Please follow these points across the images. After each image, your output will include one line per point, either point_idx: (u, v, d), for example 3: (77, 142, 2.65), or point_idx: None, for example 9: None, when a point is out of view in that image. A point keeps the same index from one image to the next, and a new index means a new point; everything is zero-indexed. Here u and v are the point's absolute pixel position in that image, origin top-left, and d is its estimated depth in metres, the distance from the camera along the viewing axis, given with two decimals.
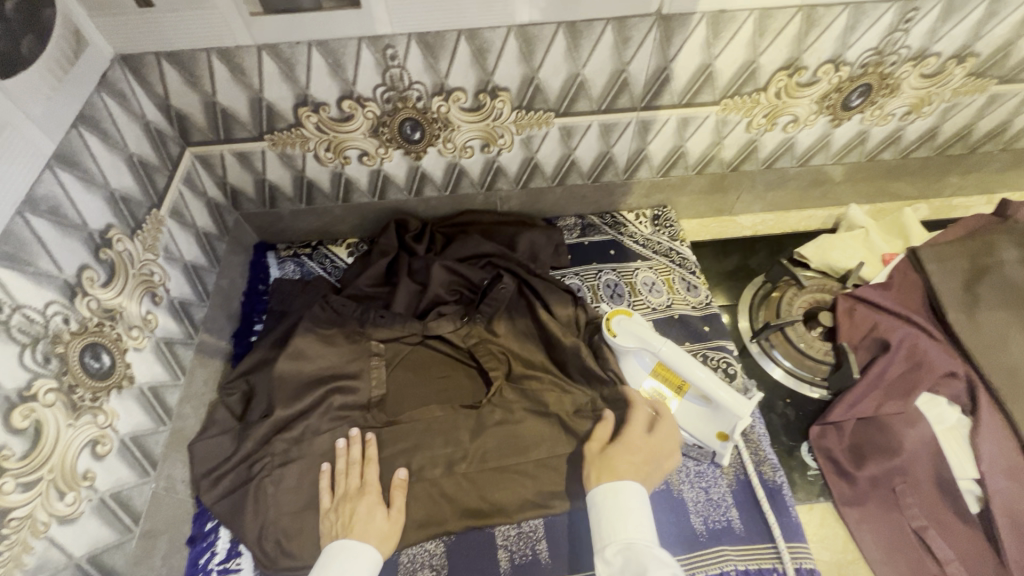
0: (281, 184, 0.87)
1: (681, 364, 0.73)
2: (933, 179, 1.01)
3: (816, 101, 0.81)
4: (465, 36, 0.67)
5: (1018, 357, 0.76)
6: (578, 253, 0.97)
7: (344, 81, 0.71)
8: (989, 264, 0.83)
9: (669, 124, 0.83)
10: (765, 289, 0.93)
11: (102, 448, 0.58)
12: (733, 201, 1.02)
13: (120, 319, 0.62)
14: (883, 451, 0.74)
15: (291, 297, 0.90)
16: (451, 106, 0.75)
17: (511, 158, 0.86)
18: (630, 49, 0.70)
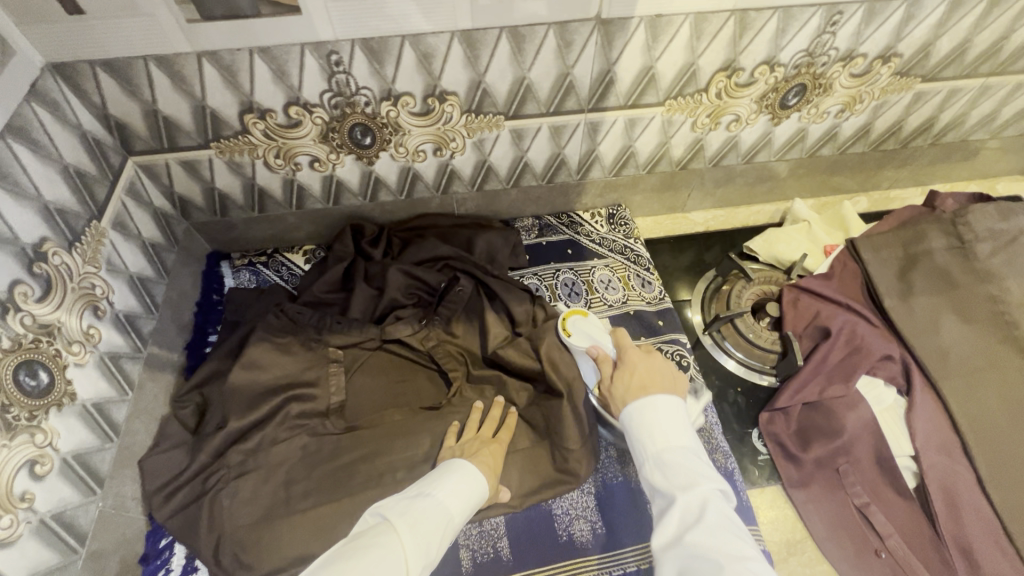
0: (231, 192, 0.86)
1: None
2: (870, 173, 1.06)
3: (755, 101, 0.84)
4: (409, 42, 0.67)
5: (947, 338, 0.80)
6: (536, 253, 0.99)
7: (289, 87, 0.70)
8: (920, 252, 0.87)
9: (617, 125, 0.85)
10: (716, 283, 0.96)
11: (41, 468, 0.56)
12: (685, 199, 1.05)
13: (58, 335, 0.60)
14: (825, 434, 0.77)
15: (246, 306, 0.89)
16: (400, 111, 0.76)
17: (464, 161, 0.87)
18: (573, 52, 0.72)
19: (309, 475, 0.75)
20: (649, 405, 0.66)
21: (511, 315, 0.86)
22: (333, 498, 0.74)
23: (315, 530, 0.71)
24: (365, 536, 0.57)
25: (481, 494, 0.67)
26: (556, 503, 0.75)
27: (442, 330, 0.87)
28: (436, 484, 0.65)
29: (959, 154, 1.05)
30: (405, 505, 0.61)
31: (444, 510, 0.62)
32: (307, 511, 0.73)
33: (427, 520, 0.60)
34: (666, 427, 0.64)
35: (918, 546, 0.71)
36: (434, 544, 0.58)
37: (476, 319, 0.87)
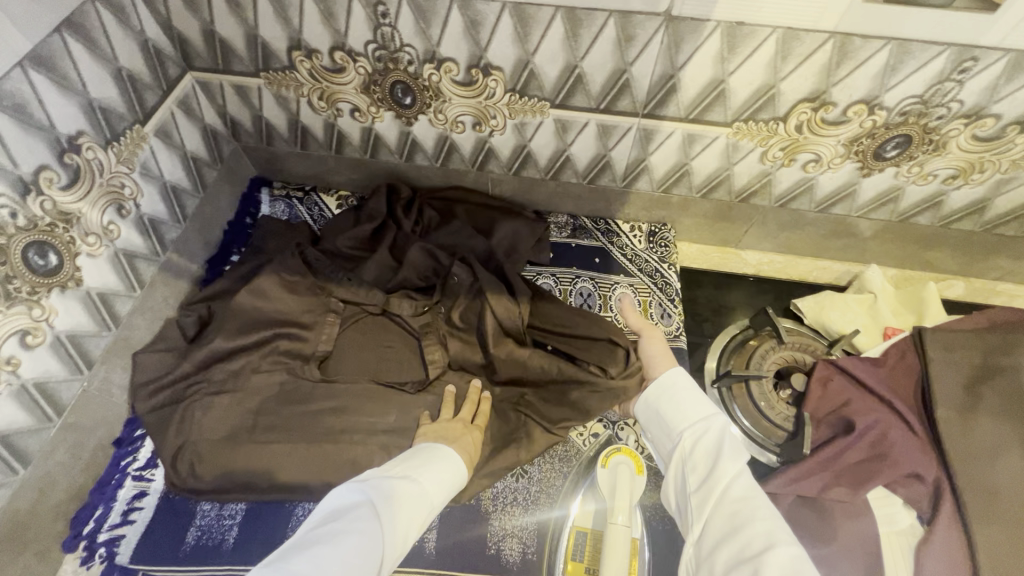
0: (276, 124, 0.87)
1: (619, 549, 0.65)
2: (977, 256, 0.89)
3: (843, 143, 0.72)
4: (458, 5, 0.63)
5: (1002, 476, 0.66)
6: (561, 254, 0.93)
7: (336, 31, 0.69)
8: (1001, 364, 0.73)
9: (674, 138, 0.76)
10: (744, 335, 0.86)
11: (32, 338, 0.61)
12: (741, 234, 0.94)
13: (76, 224, 0.65)
14: (809, 536, 0.67)
15: (270, 236, 0.92)
16: (442, 77, 0.73)
17: (503, 142, 0.82)
18: (634, 48, 0.64)
19: (275, 411, 0.77)
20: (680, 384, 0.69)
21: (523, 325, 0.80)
22: (290, 438, 0.76)
23: (267, 462, 0.73)
24: (346, 514, 0.54)
25: (459, 480, 0.66)
26: (491, 505, 0.72)
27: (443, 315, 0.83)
28: (418, 469, 0.63)
29: None
30: (392, 489, 0.59)
31: (423, 498, 0.61)
32: (264, 444, 0.75)
33: (406, 509, 0.58)
34: (690, 409, 0.66)
35: None
36: (408, 532, 0.57)
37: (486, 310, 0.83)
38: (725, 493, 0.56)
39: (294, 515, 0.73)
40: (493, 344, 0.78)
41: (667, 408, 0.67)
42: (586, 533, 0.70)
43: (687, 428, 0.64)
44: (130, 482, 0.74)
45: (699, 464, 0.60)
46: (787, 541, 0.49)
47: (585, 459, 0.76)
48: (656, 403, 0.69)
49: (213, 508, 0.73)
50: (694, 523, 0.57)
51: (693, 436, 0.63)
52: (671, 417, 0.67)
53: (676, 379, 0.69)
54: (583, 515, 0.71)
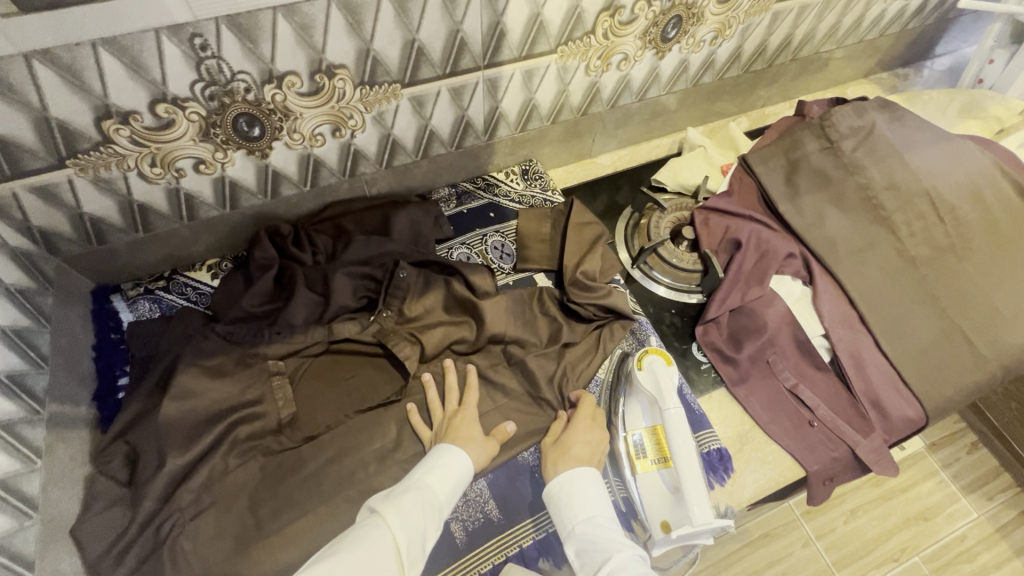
0: (105, 215, 0.75)
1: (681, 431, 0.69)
2: (746, 94, 1.15)
3: (639, 37, 0.88)
4: (282, 13, 0.62)
5: (832, 229, 0.92)
6: (460, 222, 0.97)
7: (151, 82, 0.62)
8: (798, 157, 0.98)
9: (515, 79, 0.84)
10: (634, 219, 1.00)
11: None
12: (590, 144, 1.07)
13: None
14: (752, 332, 0.85)
15: (156, 337, 0.80)
16: (287, 93, 0.70)
17: (367, 139, 0.83)
18: (459, 7, 0.70)
19: (275, 493, 0.71)
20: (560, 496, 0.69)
21: (475, 289, 0.85)
22: (306, 507, 0.70)
23: (296, 540, 0.68)
24: (359, 538, 0.60)
25: (464, 474, 0.69)
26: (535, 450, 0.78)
27: (397, 320, 0.84)
28: (424, 474, 0.67)
29: (816, 66, 1.17)
30: (397, 497, 0.65)
31: (435, 503, 0.65)
32: (283, 529, 0.68)
33: (419, 515, 0.63)
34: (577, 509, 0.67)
35: (840, 409, 0.82)
36: (425, 535, 0.62)
37: (433, 293, 0.85)
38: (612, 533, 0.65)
39: None
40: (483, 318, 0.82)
41: (575, 505, 0.68)
42: (643, 434, 0.75)
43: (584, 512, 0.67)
44: None
45: (598, 542, 0.63)
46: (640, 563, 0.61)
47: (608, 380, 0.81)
48: (562, 500, 0.69)
49: None
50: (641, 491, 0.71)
51: (592, 516, 0.66)
52: (570, 509, 0.68)
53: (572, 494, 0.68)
54: (637, 421, 0.76)
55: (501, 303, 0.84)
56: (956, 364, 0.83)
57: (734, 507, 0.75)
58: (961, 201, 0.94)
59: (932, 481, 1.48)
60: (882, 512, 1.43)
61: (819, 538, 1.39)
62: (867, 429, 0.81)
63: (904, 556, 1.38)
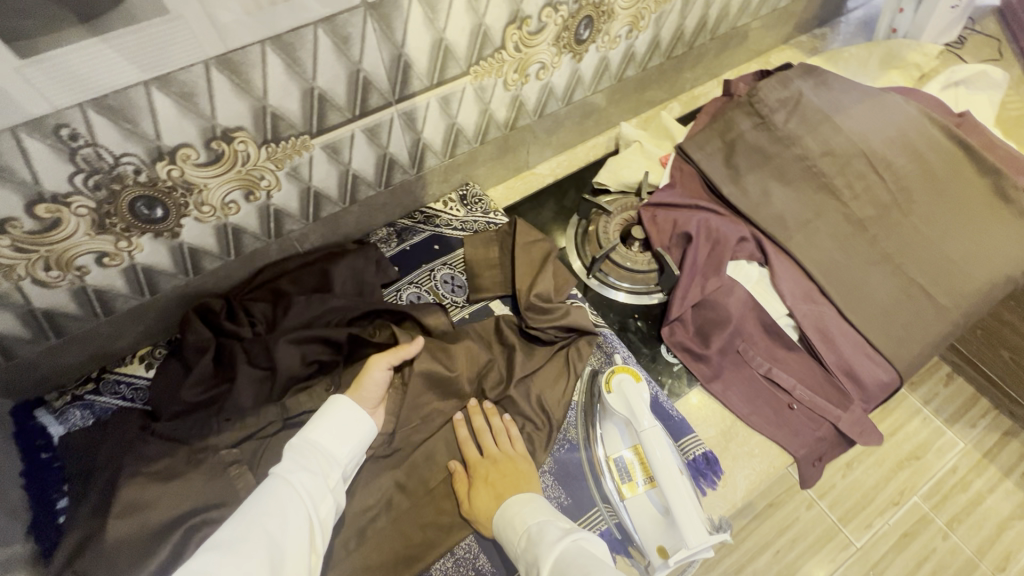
0: (6, 329, 0.68)
1: (659, 452, 0.69)
2: (673, 80, 1.14)
3: (553, 44, 0.85)
4: (156, 87, 0.56)
5: (779, 204, 0.91)
6: (405, 261, 0.93)
7: (22, 184, 0.56)
8: (734, 137, 0.97)
9: (432, 107, 0.80)
10: (582, 226, 0.97)
11: None
12: (526, 155, 1.04)
13: None
14: (718, 324, 0.83)
15: (92, 448, 0.73)
16: (184, 167, 0.65)
17: (286, 196, 0.77)
18: (355, 46, 0.66)
19: None
20: (501, 523, 0.66)
21: (430, 330, 0.80)
22: None
23: None
24: (263, 500, 0.62)
25: (364, 423, 0.71)
26: (543, 474, 0.75)
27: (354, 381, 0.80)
28: (323, 423, 0.69)
29: (735, 40, 1.16)
30: (304, 447, 0.67)
31: (331, 448, 0.68)
32: None
33: (313, 466, 0.66)
34: (513, 524, 0.65)
35: (816, 386, 0.81)
36: (325, 475, 0.66)
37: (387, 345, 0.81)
38: (553, 529, 0.62)
39: None
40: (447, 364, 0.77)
41: (514, 535, 0.64)
42: (627, 454, 0.74)
43: (522, 535, 0.64)
44: None
45: (537, 549, 0.60)
46: (579, 556, 0.57)
47: (580, 404, 0.80)
48: (502, 532, 0.66)
49: None
50: (626, 518, 0.71)
51: (529, 536, 0.63)
52: (510, 535, 0.65)
53: (507, 513, 0.66)
54: (617, 444, 0.75)
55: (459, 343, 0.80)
56: (919, 319, 0.83)
57: (729, 511, 0.74)
58: (897, 155, 0.94)
59: (918, 419, 1.50)
60: (876, 460, 1.44)
61: (822, 497, 1.40)
62: (846, 402, 0.80)
63: (904, 499, 1.39)
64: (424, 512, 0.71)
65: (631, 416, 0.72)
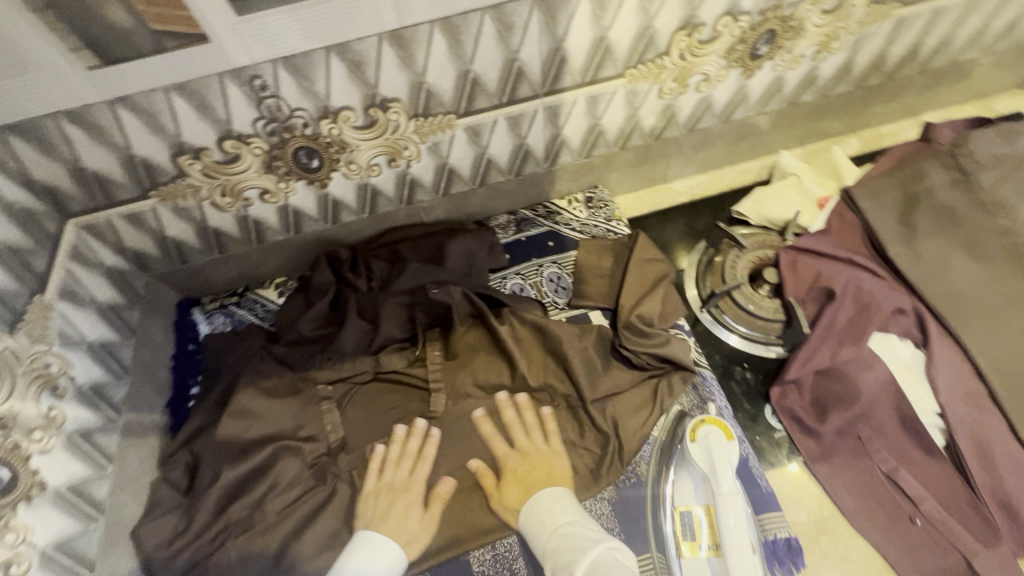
0: (185, 238, 0.82)
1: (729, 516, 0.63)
2: (858, 112, 1.00)
3: (723, 56, 0.78)
4: (335, 53, 0.62)
5: (960, 282, 0.75)
6: (517, 251, 0.94)
7: (217, 121, 0.66)
8: (921, 192, 0.82)
9: (578, 105, 0.79)
10: (708, 255, 0.90)
11: (19, 567, 0.56)
12: (665, 168, 0.98)
13: (14, 426, 0.58)
14: (843, 401, 0.73)
15: (223, 352, 0.85)
16: (343, 127, 0.71)
17: (423, 168, 0.82)
18: (516, 36, 0.66)
19: (314, 523, 0.72)
20: (536, 508, 0.66)
21: (522, 321, 0.82)
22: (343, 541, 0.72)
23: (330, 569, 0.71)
24: None
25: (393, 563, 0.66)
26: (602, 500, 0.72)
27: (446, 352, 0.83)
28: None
29: (952, 76, 0.98)
30: None
31: None
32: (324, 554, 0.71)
33: None
34: (548, 515, 0.64)
35: (952, 505, 0.68)
36: None
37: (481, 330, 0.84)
38: (585, 531, 0.60)
39: None
40: (524, 362, 0.80)
41: (544, 528, 0.64)
42: (697, 510, 0.70)
43: (552, 533, 0.62)
44: None
45: (567, 544, 0.59)
46: (606, 557, 0.54)
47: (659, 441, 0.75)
48: (532, 524, 0.65)
49: None
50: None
51: (559, 534, 0.61)
52: (540, 529, 0.64)
53: (541, 504, 0.66)
54: (688, 495, 0.71)
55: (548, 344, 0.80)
56: None
57: None
58: None
59: None
60: None
61: None
62: (991, 537, 0.66)
63: None
64: (477, 498, 0.74)
65: (707, 471, 0.67)
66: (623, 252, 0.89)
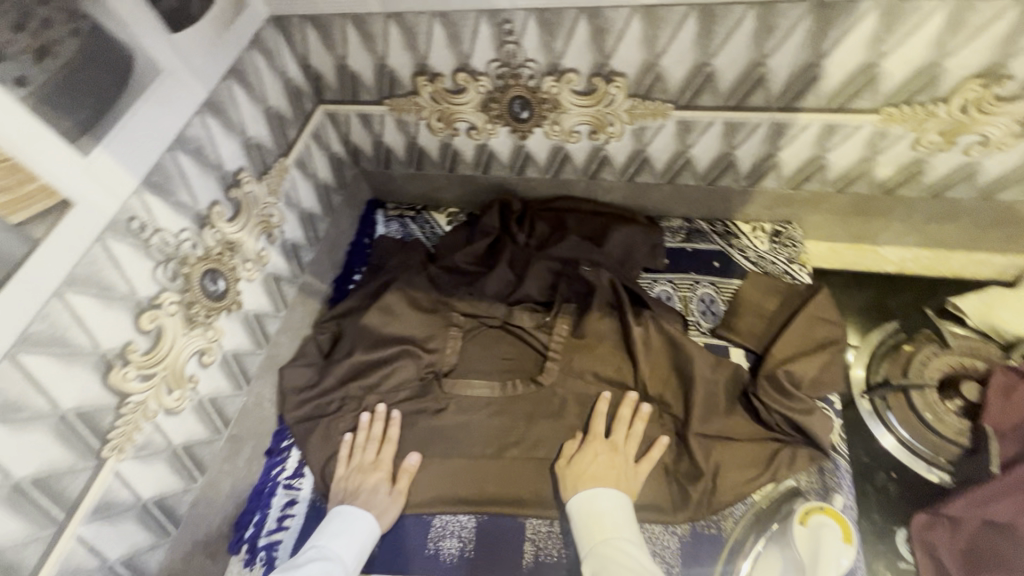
0: (395, 148, 0.92)
1: None
2: None
3: (1018, 121, 0.64)
4: (586, 15, 0.63)
5: None
6: (677, 259, 0.90)
7: (460, 53, 0.72)
8: None
9: (810, 130, 0.71)
10: (895, 341, 0.79)
11: (207, 358, 0.68)
12: (881, 229, 0.85)
13: (238, 252, 0.71)
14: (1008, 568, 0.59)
15: (388, 255, 0.96)
16: (563, 88, 0.73)
17: (619, 148, 0.81)
18: (774, 39, 0.61)
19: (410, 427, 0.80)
20: (590, 501, 0.67)
21: (659, 330, 0.79)
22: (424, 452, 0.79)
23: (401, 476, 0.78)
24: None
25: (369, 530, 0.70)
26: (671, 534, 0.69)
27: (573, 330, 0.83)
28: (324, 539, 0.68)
29: None
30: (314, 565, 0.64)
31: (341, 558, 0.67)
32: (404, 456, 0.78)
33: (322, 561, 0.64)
34: (601, 519, 0.65)
35: None
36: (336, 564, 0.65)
37: (614, 322, 0.82)
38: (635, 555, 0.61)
39: (432, 526, 0.74)
40: (646, 369, 0.78)
41: (595, 527, 0.65)
42: None
43: (604, 541, 0.63)
44: (282, 490, 0.78)
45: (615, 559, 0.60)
46: None
47: (760, 507, 0.69)
48: (581, 516, 0.67)
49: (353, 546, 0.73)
50: None
51: (610, 544, 0.62)
52: (588, 528, 0.65)
53: (598, 502, 0.67)
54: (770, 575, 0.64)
55: (678, 362, 0.77)
56: None
57: None
58: None
59: None
60: None
61: None
62: None
63: None
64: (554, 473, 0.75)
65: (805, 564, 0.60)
66: (794, 301, 0.80)
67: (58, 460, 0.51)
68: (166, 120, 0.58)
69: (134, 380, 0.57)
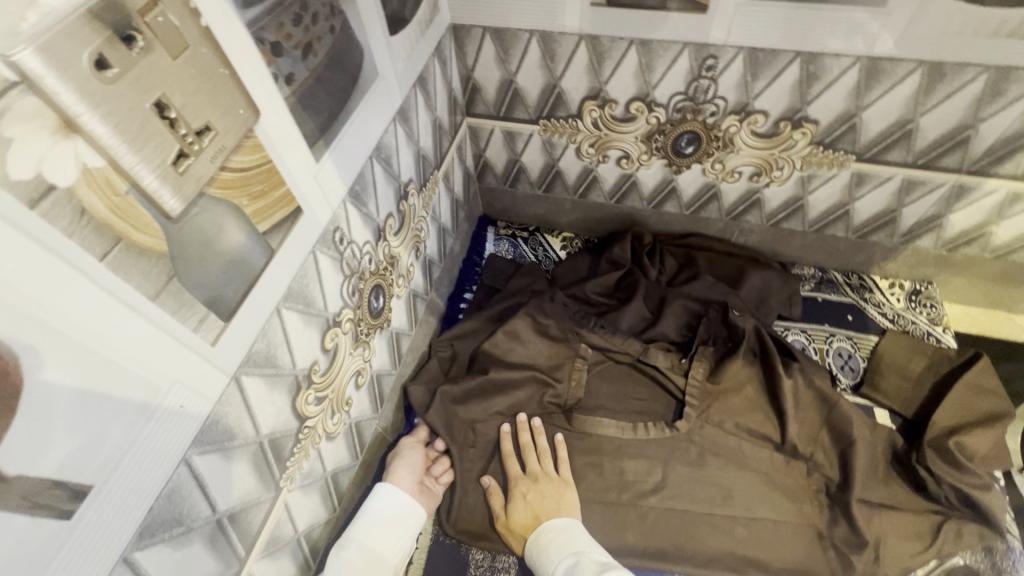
0: (529, 168, 0.89)
1: None
2: None
3: None
4: (801, 60, 0.62)
5: None
6: (809, 309, 0.88)
7: (645, 82, 0.69)
8: None
9: (992, 196, 0.70)
10: None
11: (360, 380, 0.63)
12: (1022, 298, 0.85)
13: (395, 268, 0.67)
14: None
15: (506, 276, 0.92)
16: (743, 128, 0.71)
17: (777, 193, 0.79)
18: (995, 105, 0.60)
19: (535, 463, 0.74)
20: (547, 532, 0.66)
21: (810, 384, 0.75)
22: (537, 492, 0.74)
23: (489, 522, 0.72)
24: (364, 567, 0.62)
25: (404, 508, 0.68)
26: None
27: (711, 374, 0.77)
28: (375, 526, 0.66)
29: None
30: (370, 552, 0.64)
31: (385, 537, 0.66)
32: None
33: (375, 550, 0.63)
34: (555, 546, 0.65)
35: None
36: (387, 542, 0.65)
37: (758, 370, 0.78)
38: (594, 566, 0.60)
39: None
40: (797, 425, 0.74)
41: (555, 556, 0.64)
42: None
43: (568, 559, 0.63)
44: None
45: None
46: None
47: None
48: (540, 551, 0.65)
49: (485, 559, 0.71)
50: None
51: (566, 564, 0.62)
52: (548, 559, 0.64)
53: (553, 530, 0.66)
54: None
55: (832, 420, 0.73)
56: None
57: None
58: None
59: None
60: None
61: None
62: None
63: None
64: (697, 527, 0.71)
65: None
66: (946, 363, 0.77)
67: (251, 493, 0.46)
68: (373, 127, 0.54)
69: (313, 403, 0.53)
